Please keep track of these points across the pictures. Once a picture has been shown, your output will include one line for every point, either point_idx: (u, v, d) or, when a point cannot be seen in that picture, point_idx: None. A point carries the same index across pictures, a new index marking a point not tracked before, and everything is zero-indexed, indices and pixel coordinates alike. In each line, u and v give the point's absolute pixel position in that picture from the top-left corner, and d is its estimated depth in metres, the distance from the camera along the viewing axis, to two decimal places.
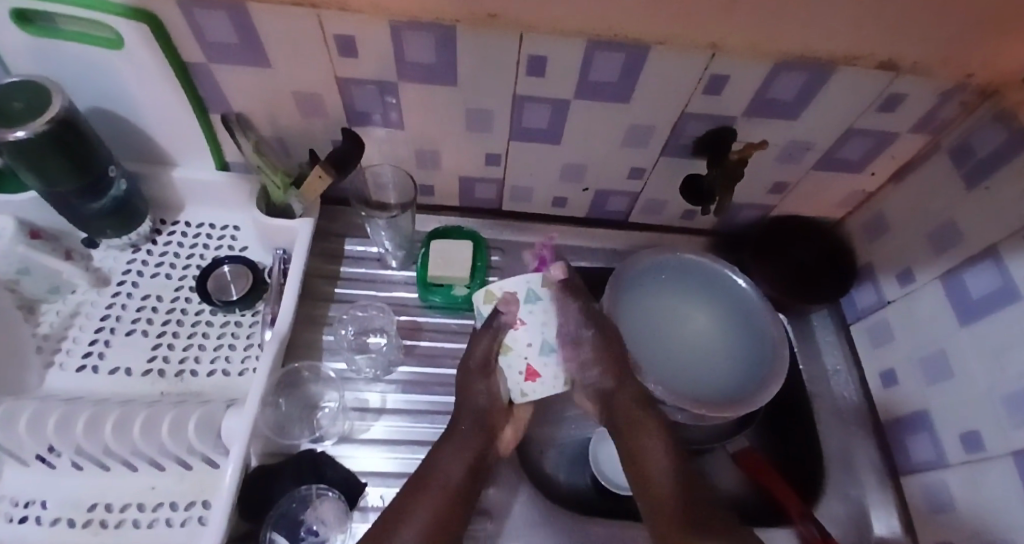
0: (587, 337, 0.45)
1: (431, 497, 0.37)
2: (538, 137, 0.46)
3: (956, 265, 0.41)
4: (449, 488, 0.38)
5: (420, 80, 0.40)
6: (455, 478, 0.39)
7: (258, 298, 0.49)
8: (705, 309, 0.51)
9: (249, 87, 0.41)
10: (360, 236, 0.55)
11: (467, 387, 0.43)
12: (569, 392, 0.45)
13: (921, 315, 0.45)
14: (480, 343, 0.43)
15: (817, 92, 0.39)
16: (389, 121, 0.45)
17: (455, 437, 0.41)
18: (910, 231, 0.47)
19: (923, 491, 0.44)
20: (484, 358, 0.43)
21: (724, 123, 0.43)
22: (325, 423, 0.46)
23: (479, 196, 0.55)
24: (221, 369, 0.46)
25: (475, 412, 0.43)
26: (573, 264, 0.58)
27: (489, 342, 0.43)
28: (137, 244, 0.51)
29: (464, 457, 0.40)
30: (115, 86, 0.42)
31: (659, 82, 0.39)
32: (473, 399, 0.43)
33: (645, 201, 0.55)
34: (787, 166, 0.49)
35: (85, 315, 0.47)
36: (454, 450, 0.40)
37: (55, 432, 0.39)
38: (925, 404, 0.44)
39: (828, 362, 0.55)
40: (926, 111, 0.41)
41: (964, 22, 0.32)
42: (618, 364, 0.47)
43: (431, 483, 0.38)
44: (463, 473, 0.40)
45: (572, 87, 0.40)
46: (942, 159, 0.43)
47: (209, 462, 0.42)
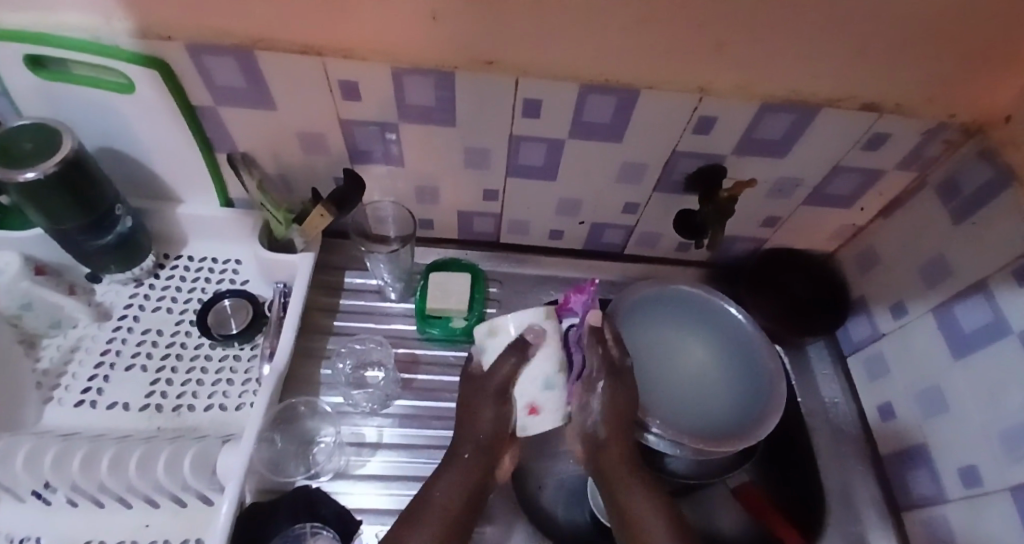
0: (625, 366, 0.42)
1: (430, 522, 0.36)
2: (534, 174, 0.48)
3: (946, 299, 0.42)
4: (446, 516, 0.36)
5: (420, 121, 0.41)
6: (453, 504, 0.37)
7: (258, 332, 0.49)
8: (702, 338, 0.52)
9: (255, 127, 0.43)
10: (360, 269, 0.56)
11: (474, 410, 0.42)
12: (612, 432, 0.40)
13: (917, 347, 0.45)
14: (503, 366, 0.40)
15: (803, 132, 0.41)
16: (390, 158, 0.46)
17: (455, 462, 0.40)
18: (901, 264, 0.47)
19: (926, 526, 0.43)
20: (504, 384, 0.40)
21: (714, 161, 0.45)
22: (321, 459, 0.46)
23: (477, 229, 0.56)
24: (218, 404, 0.45)
25: (479, 438, 0.41)
26: (571, 296, 0.59)
27: (513, 365, 0.40)
28: (139, 279, 0.52)
29: (459, 485, 0.38)
30: (125, 127, 0.43)
31: (651, 123, 0.40)
32: (478, 422, 0.41)
33: (641, 234, 0.56)
34: (778, 201, 0.50)
35: (85, 350, 0.47)
36: (454, 471, 0.39)
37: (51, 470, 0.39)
38: (924, 437, 0.44)
39: (825, 394, 0.55)
40: (909, 149, 0.42)
41: (937, 67, 0.34)
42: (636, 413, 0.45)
43: (428, 507, 0.37)
44: (461, 494, 0.38)
45: (567, 127, 0.41)
46: (929, 195, 0.44)
47: (204, 499, 0.41)
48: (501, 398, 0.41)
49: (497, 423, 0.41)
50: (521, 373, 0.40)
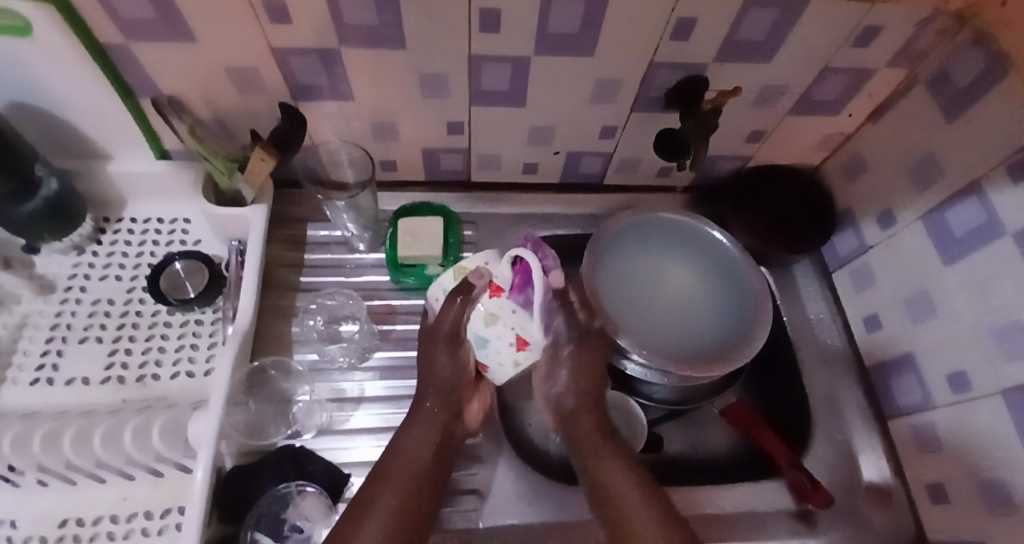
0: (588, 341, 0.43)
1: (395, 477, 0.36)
2: (499, 100, 0.43)
3: (938, 203, 0.40)
4: (417, 468, 0.36)
5: (364, 44, 0.36)
6: (421, 460, 0.37)
7: (218, 294, 0.46)
8: (688, 267, 0.50)
9: (175, 64, 0.38)
10: (323, 221, 0.53)
11: (429, 361, 0.42)
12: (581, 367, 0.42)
13: (904, 255, 0.44)
14: (450, 309, 0.39)
15: (789, 29, 0.37)
16: (338, 93, 0.42)
17: (420, 414, 0.40)
18: (889, 172, 0.45)
19: (912, 432, 0.44)
20: (451, 329, 0.40)
21: (695, 71, 0.41)
22: (300, 417, 0.45)
23: (445, 168, 0.53)
24: (185, 371, 0.44)
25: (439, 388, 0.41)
26: (549, 232, 0.56)
27: (459, 306, 0.39)
28: (81, 246, 0.48)
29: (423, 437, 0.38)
30: (24, 77, 0.37)
31: (622, 31, 0.36)
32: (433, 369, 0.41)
33: (619, 161, 0.52)
34: (763, 112, 0.47)
35: (33, 326, 0.44)
36: (420, 424, 0.39)
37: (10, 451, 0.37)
38: (910, 347, 0.44)
39: (811, 310, 0.55)
40: (903, 43, 0.38)
41: None
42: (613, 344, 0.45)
43: (397, 467, 0.36)
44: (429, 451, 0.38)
45: (530, 42, 0.37)
46: (921, 92, 0.41)
47: (182, 468, 0.40)
48: (453, 343, 0.41)
49: (452, 369, 0.41)
50: (493, 309, 0.38)
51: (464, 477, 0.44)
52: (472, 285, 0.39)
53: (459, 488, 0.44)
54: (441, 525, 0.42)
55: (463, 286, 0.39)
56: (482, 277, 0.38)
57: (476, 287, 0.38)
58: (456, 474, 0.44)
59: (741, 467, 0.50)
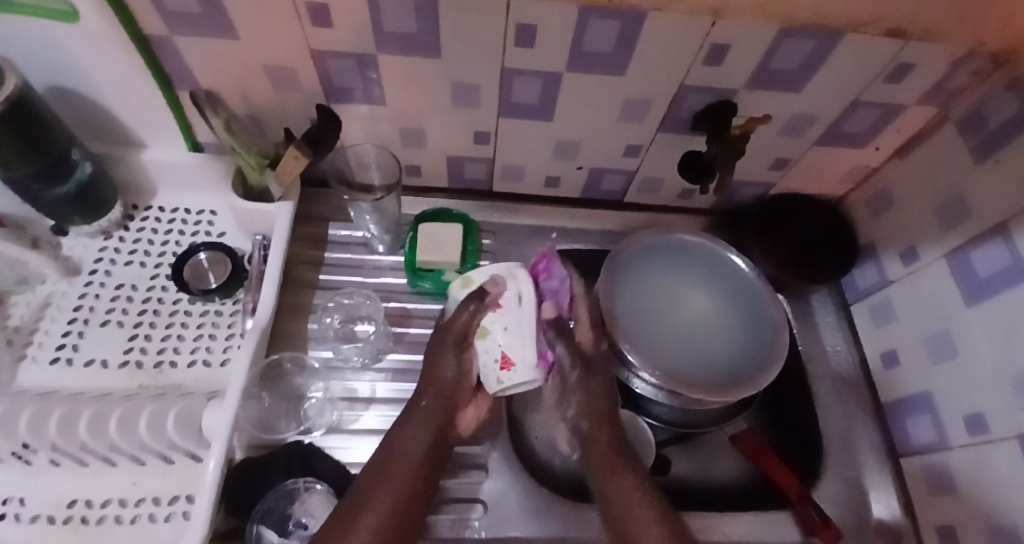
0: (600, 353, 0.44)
1: (391, 475, 0.35)
2: (529, 113, 0.44)
3: (964, 242, 0.40)
4: (411, 470, 0.36)
5: (402, 51, 0.37)
6: (417, 461, 0.36)
7: (239, 286, 0.47)
8: (704, 291, 0.50)
9: (216, 60, 0.38)
10: (345, 220, 0.53)
11: (436, 361, 0.41)
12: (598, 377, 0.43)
13: (926, 293, 0.44)
14: (462, 314, 0.40)
15: (822, 61, 0.37)
16: (371, 96, 0.42)
17: (417, 414, 0.39)
18: (915, 208, 0.45)
19: (924, 472, 0.43)
20: (462, 332, 0.40)
21: (725, 96, 0.41)
22: (312, 414, 0.45)
23: (469, 176, 0.53)
24: (201, 360, 0.44)
25: (441, 389, 0.40)
26: (568, 246, 0.56)
27: (471, 312, 0.40)
28: (108, 231, 0.49)
29: (422, 437, 0.37)
30: (70, 64, 0.38)
31: (656, 52, 0.36)
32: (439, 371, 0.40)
33: (642, 179, 0.52)
34: (790, 141, 0.47)
35: (56, 307, 0.45)
36: (418, 424, 0.38)
37: (27, 429, 0.38)
38: (927, 385, 0.44)
39: (827, 341, 0.54)
40: (937, 81, 0.38)
41: None
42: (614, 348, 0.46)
43: (395, 465, 0.36)
44: (425, 452, 0.37)
45: (564, 59, 0.37)
46: (952, 131, 0.41)
47: (192, 457, 0.41)
48: (461, 347, 0.41)
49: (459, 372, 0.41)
50: (486, 322, 0.40)
51: (456, 485, 0.44)
52: (489, 294, 0.40)
53: (451, 496, 0.43)
54: (430, 531, 0.41)
55: (478, 296, 0.40)
56: (499, 287, 0.40)
57: (489, 298, 0.40)
58: (449, 481, 0.44)
59: (732, 498, 0.49)
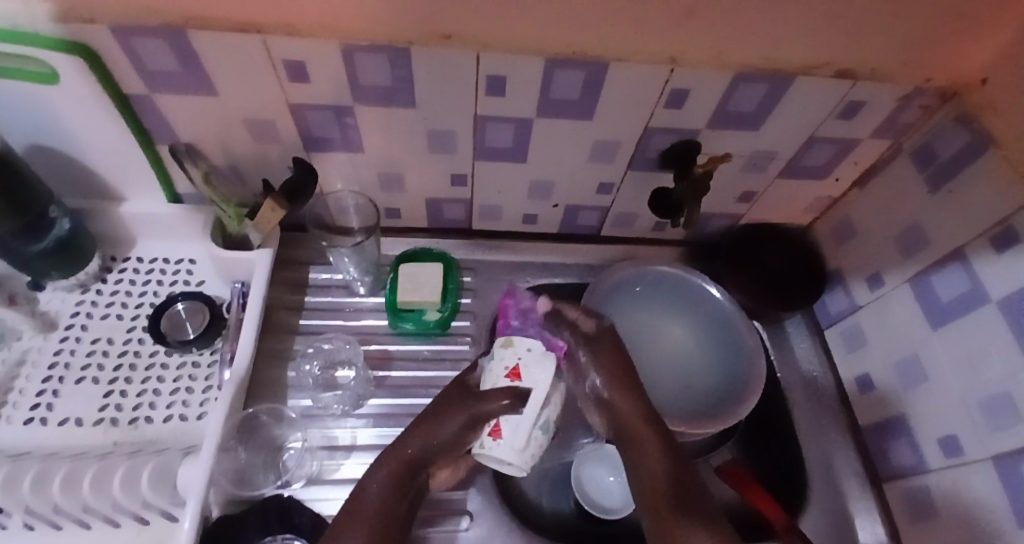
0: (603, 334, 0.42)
1: (365, 516, 0.33)
2: (503, 156, 0.45)
3: (923, 269, 0.41)
4: (385, 513, 0.34)
5: (378, 102, 0.38)
6: (388, 503, 0.34)
7: (217, 335, 0.47)
8: (681, 325, 0.51)
9: (197, 116, 0.40)
10: (325, 265, 0.54)
11: (439, 416, 0.37)
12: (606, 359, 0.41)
13: (894, 317, 0.45)
14: (494, 403, 0.35)
15: (777, 101, 0.39)
16: (349, 145, 0.44)
17: (396, 454, 0.37)
18: (876, 236, 0.47)
19: (906, 495, 0.44)
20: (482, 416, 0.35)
21: (688, 136, 0.43)
22: (291, 465, 0.44)
23: (447, 217, 0.54)
24: (178, 414, 0.43)
25: (433, 445, 0.37)
26: (547, 281, 0.57)
27: (503, 407, 0.35)
28: (85, 284, 0.49)
29: (397, 484, 0.35)
30: (52, 123, 0.39)
31: (620, 98, 0.38)
32: (439, 432, 0.37)
33: (616, 215, 0.54)
34: (754, 175, 0.49)
35: (31, 364, 0.44)
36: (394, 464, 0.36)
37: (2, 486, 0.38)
38: (903, 408, 0.44)
39: (804, 367, 0.55)
40: (884, 117, 0.41)
41: (923, 25, 0.32)
42: None
43: (369, 508, 0.34)
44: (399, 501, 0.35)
45: (534, 106, 0.39)
46: (905, 162, 0.43)
47: (168, 516, 0.39)
48: (472, 424, 0.36)
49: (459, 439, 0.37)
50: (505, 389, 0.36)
51: (434, 533, 0.43)
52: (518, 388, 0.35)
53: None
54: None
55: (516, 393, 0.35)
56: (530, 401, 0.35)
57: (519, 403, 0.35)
58: (428, 530, 0.43)
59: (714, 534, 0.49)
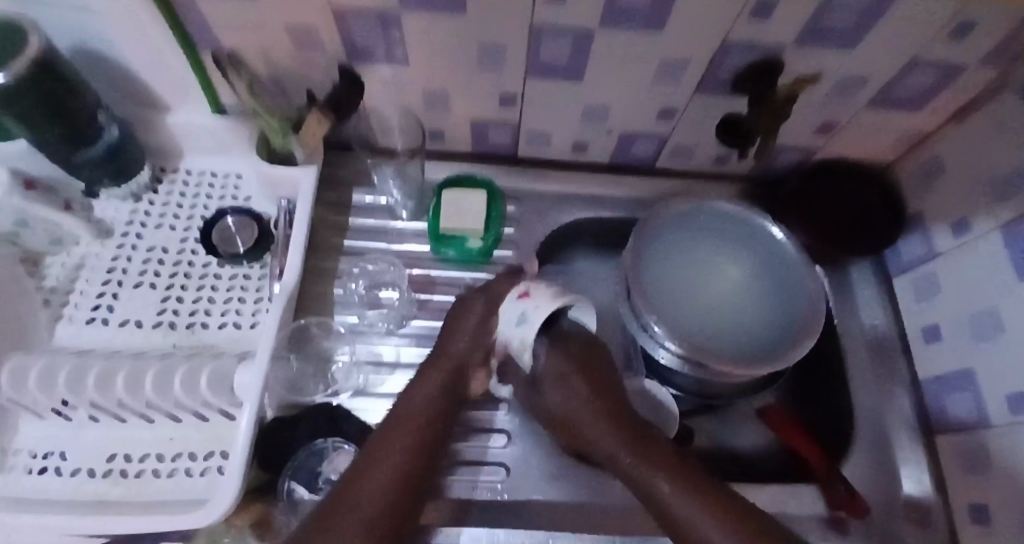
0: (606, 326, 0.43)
1: (409, 424, 0.35)
2: (557, 74, 0.42)
3: (1018, 215, 0.37)
4: (428, 420, 0.36)
5: (425, 7, 0.35)
6: (431, 412, 0.36)
7: (265, 251, 0.47)
8: (741, 266, 0.48)
9: (237, 19, 0.37)
10: (369, 186, 0.53)
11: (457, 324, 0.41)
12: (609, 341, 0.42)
13: (975, 269, 0.41)
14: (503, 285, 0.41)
15: (882, 14, 0.34)
16: (394, 56, 0.41)
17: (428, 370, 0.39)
18: (970, 178, 0.42)
19: (960, 452, 0.42)
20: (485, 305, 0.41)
21: (771, 53, 0.38)
22: (339, 378, 0.46)
23: (493, 141, 0.52)
24: (232, 322, 0.45)
25: (459, 349, 0.40)
26: (593, 216, 0.54)
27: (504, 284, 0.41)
28: (137, 194, 0.49)
29: (444, 385, 0.38)
30: (94, 23, 0.38)
31: (696, 6, 0.34)
32: (461, 327, 0.41)
33: (674, 145, 0.50)
34: (838, 102, 0.44)
35: (90, 268, 0.46)
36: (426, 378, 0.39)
37: (38, 386, 0.39)
38: (971, 364, 0.42)
39: (864, 316, 0.52)
40: (1000, 41, 0.35)
41: None
42: (637, 318, 0.45)
43: (411, 419, 0.36)
44: (444, 400, 0.38)
45: (597, 14, 0.35)
46: (1011, 96, 0.37)
47: (225, 415, 0.42)
48: (485, 314, 0.40)
49: (478, 332, 0.40)
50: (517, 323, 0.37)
51: (466, 448, 0.44)
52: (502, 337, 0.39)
53: (460, 460, 0.44)
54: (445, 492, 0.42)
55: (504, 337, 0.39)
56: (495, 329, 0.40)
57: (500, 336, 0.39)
58: (461, 445, 0.44)
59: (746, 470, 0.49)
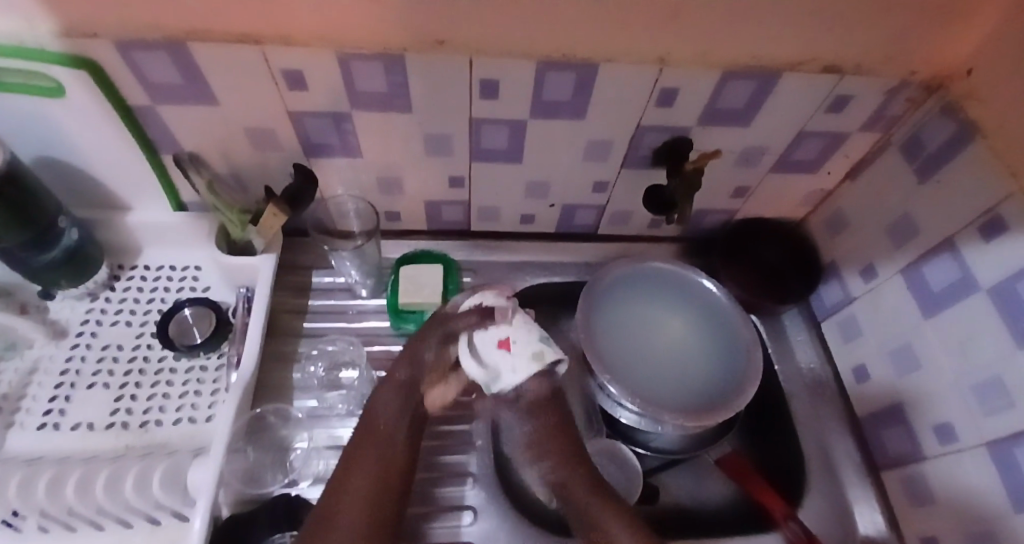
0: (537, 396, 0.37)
1: (370, 450, 0.35)
2: (498, 158, 0.46)
3: (914, 259, 0.42)
4: (388, 447, 0.36)
5: (374, 109, 0.39)
6: (393, 433, 0.36)
7: (223, 340, 0.48)
8: (684, 315, 0.51)
9: (200, 127, 0.41)
10: (327, 268, 0.55)
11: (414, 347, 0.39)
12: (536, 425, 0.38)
13: (889, 306, 0.46)
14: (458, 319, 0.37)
15: (764, 98, 0.40)
16: (348, 150, 0.45)
17: (386, 390, 0.38)
18: (868, 226, 0.47)
19: (904, 483, 0.44)
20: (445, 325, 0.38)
21: (680, 134, 0.44)
22: (298, 465, 0.45)
23: (446, 218, 0.55)
24: (187, 417, 0.44)
25: (416, 369, 0.38)
26: (545, 279, 0.58)
27: (469, 322, 0.36)
28: (94, 292, 0.50)
29: (399, 401, 0.37)
30: (60, 137, 0.41)
31: (609, 98, 0.39)
32: (418, 356, 0.38)
33: (612, 213, 0.55)
34: (747, 170, 0.50)
35: (43, 371, 0.46)
36: (389, 398, 0.37)
37: None
38: (898, 395, 0.45)
39: (801, 359, 0.56)
40: (873, 109, 0.41)
41: (911, 16, 0.33)
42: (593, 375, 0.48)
43: (375, 444, 0.36)
44: (400, 434, 0.37)
45: (527, 108, 0.40)
46: (894, 154, 0.44)
47: (180, 516, 0.41)
48: (444, 337, 0.38)
49: (440, 354, 0.38)
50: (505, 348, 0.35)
51: (435, 529, 0.44)
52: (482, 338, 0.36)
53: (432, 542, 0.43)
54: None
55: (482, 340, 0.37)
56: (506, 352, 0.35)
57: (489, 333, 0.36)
58: (429, 526, 0.44)
59: (713, 523, 0.49)
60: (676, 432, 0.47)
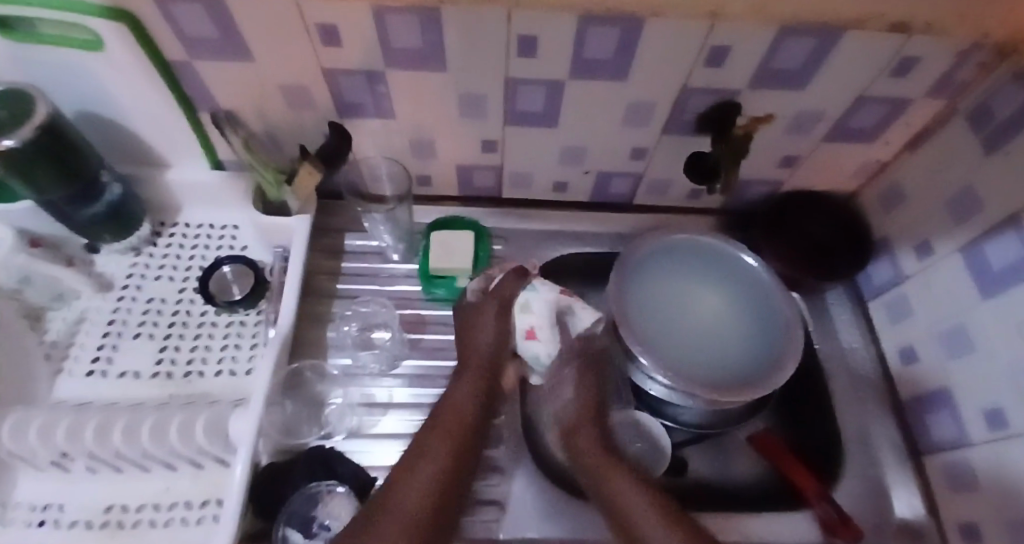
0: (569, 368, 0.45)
1: (445, 421, 0.38)
2: (534, 121, 0.45)
3: (977, 234, 0.39)
4: (461, 416, 0.38)
5: (409, 67, 0.38)
6: (466, 407, 0.40)
7: (260, 297, 0.49)
8: (718, 289, 0.50)
9: (235, 83, 0.40)
10: (360, 231, 0.55)
11: (479, 329, 0.45)
12: (571, 388, 0.45)
13: (942, 285, 0.43)
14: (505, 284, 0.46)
15: (822, 60, 0.37)
16: (382, 111, 0.44)
17: (463, 373, 0.42)
18: (927, 200, 0.44)
19: (946, 467, 0.43)
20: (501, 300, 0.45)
21: (728, 97, 0.41)
22: (332, 420, 0.46)
23: (478, 184, 0.54)
24: (228, 369, 0.46)
25: (484, 350, 0.44)
26: (576, 249, 0.57)
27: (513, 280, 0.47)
28: (137, 248, 0.51)
29: (476, 385, 0.41)
30: (101, 92, 0.41)
31: (655, 57, 0.37)
32: (479, 340, 0.44)
33: (650, 181, 0.53)
34: (797, 138, 0.47)
35: (91, 321, 0.48)
36: (464, 379, 0.42)
37: (37, 442, 0.40)
38: (948, 379, 0.43)
39: (844, 339, 0.54)
40: (940, 75, 0.38)
41: None
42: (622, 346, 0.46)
43: (451, 417, 0.38)
44: (473, 409, 0.40)
45: (567, 68, 0.38)
46: (960, 124, 0.40)
47: (221, 463, 0.42)
48: (502, 312, 0.45)
49: (501, 330, 0.44)
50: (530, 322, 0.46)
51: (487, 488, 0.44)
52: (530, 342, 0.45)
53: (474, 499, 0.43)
54: (462, 536, 0.41)
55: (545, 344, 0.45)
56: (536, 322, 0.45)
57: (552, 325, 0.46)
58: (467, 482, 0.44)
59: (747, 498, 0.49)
60: (708, 407, 0.46)
